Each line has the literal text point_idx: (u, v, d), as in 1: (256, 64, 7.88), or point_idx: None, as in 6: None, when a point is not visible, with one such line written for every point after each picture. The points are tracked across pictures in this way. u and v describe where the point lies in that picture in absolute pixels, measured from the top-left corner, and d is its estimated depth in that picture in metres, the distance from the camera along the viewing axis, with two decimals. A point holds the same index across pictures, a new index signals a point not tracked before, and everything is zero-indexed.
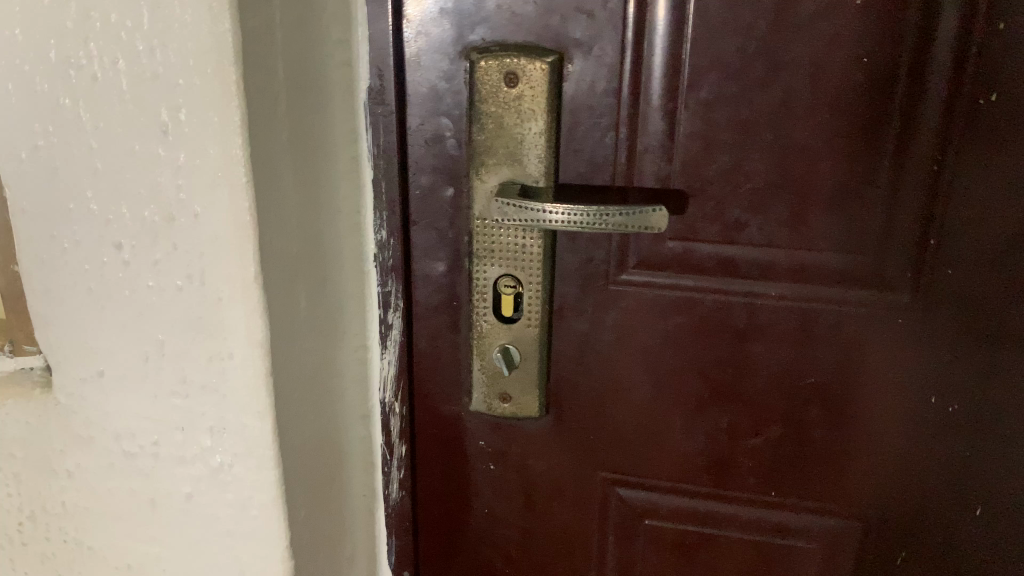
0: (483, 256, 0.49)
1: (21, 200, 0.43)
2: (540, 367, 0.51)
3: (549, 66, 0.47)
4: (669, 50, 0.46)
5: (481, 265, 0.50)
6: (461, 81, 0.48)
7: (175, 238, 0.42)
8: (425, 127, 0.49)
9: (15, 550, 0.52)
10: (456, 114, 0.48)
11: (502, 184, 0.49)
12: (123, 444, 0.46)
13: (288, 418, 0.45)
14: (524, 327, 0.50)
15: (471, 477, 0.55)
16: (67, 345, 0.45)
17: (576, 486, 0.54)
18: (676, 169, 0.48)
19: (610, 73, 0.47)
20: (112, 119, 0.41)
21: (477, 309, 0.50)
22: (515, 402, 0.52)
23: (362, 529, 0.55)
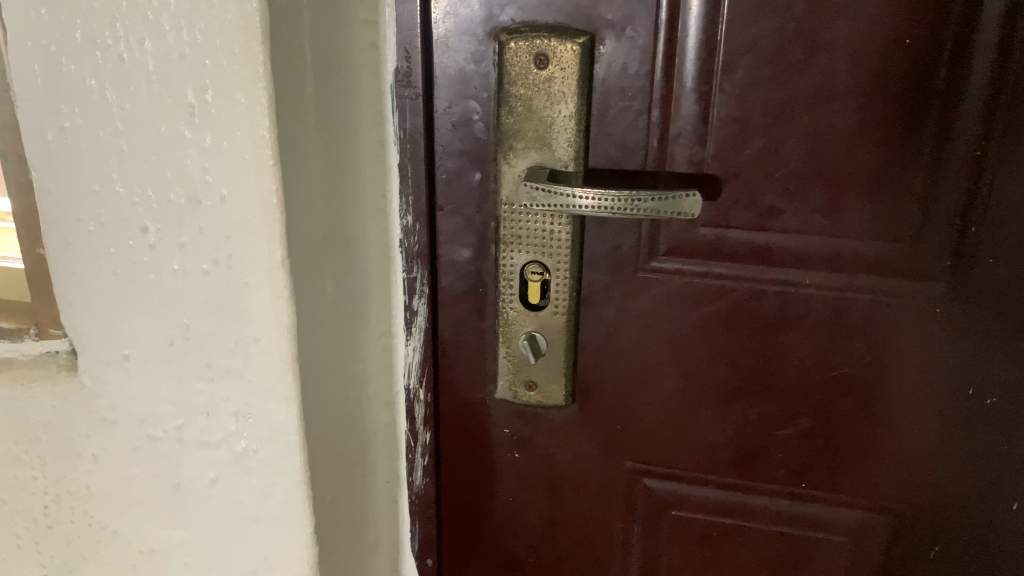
0: (511, 243, 0.51)
1: (49, 178, 0.46)
2: (566, 354, 0.53)
3: (579, 48, 0.46)
4: (704, 32, 0.46)
5: (508, 252, 0.52)
6: (490, 62, 0.48)
7: (199, 219, 0.45)
8: (453, 110, 0.50)
9: (39, 533, 0.59)
10: (484, 97, 0.49)
11: (530, 168, 0.49)
12: (148, 427, 0.52)
13: (313, 398, 0.49)
14: (551, 315, 0.52)
15: (498, 466, 0.59)
16: (94, 329, 0.50)
17: (601, 478, 0.58)
18: (709, 154, 0.48)
19: (644, 55, 0.47)
20: (138, 101, 0.43)
21: (505, 297, 0.53)
22: (541, 390, 0.55)
23: (382, 500, 0.60)
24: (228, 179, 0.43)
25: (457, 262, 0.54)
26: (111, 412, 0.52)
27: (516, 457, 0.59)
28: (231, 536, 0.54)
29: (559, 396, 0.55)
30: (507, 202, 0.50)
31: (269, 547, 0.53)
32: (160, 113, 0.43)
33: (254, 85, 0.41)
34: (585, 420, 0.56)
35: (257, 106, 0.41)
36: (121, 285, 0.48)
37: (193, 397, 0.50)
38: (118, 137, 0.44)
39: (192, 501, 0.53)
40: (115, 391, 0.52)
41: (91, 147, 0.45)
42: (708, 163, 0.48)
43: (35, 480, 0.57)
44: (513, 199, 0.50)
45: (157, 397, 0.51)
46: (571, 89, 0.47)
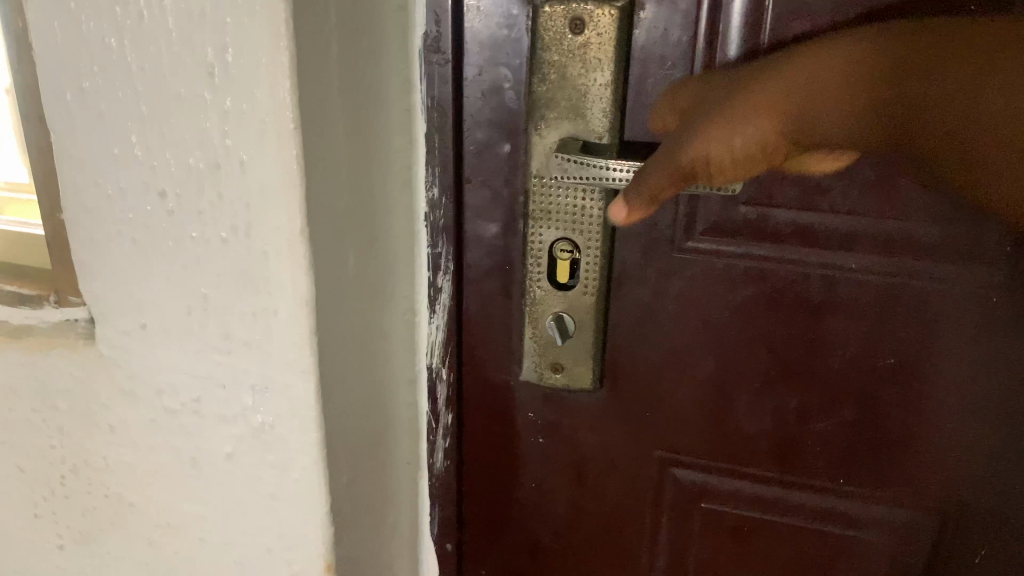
0: (540, 218, 0.49)
1: (69, 141, 0.45)
2: (595, 336, 0.51)
3: (617, 13, 0.44)
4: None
5: (537, 228, 0.49)
6: (523, 28, 0.46)
7: (219, 185, 0.43)
8: (483, 78, 0.48)
9: (59, 502, 0.59)
10: (516, 64, 0.47)
11: (562, 139, 0.47)
12: (166, 399, 0.51)
13: (333, 375, 0.48)
14: (581, 295, 0.50)
15: (522, 450, 0.57)
16: (113, 296, 0.49)
17: (629, 466, 0.56)
18: None
19: (686, 21, 0.45)
20: (158, 62, 0.41)
21: (533, 275, 0.51)
22: (568, 372, 0.53)
23: (404, 481, 0.58)
24: (248, 145, 0.41)
25: (485, 238, 0.52)
26: (129, 382, 0.52)
27: (540, 442, 0.57)
28: (248, 513, 0.53)
29: (586, 381, 0.53)
30: (536, 175, 0.48)
31: (285, 526, 0.52)
32: (180, 73, 0.41)
33: (276, 45, 0.39)
34: (613, 406, 0.54)
35: (278, 65, 0.39)
36: (140, 253, 0.47)
37: (211, 369, 0.49)
38: (137, 99, 0.43)
39: (208, 476, 0.52)
40: (133, 361, 0.51)
41: (110, 109, 0.44)
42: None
43: (54, 449, 0.57)
44: (543, 171, 0.48)
45: (175, 369, 0.50)
46: (607, 56, 0.45)
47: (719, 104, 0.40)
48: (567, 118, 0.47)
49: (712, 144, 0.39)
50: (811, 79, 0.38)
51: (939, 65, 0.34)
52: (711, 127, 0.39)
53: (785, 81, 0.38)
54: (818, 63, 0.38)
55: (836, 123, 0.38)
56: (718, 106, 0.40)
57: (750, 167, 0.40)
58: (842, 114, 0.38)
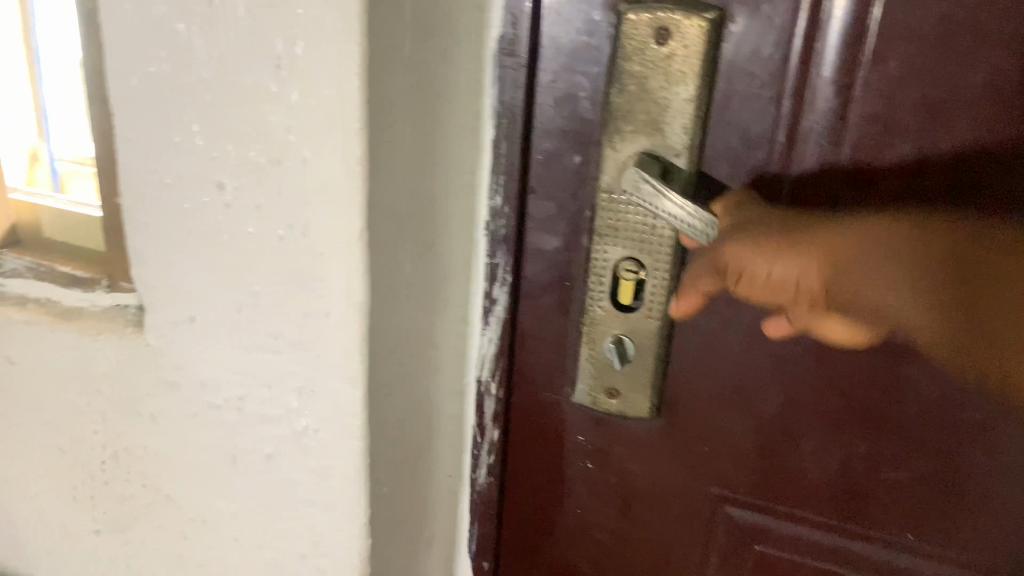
0: (606, 236, 0.47)
1: (132, 125, 0.45)
2: (655, 362, 0.49)
3: (708, 25, 0.41)
4: (854, 15, 0.41)
5: (602, 246, 0.47)
6: (604, 35, 0.44)
7: (280, 181, 0.42)
8: (557, 85, 0.46)
9: (97, 486, 0.59)
10: (594, 72, 0.45)
11: (637, 155, 0.45)
12: (210, 394, 0.50)
13: (380, 383, 0.46)
14: (643, 319, 0.48)
15: (568, 473, 0.55)
16: (164, 285, 0.48)
17: (679, 501, 0.53)
18: (845, 156, 0.43)
19: (779, 37, 0.42)
20: (226, 51, 0.40)
21: (594, 294, 0.48)
22: (623, 398, 0.50)
23: (444, 495, 0.57)
24: (312, 141, 0.40)
25: (545, 252, 0.50)
26: (174, 374, 0.51)
27: (586, 467, 0.55)
28: (284, 516, 0.51)
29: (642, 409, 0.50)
30: (606, 191, 0.46)
31: (321, 534, 0.50)
32: (247, 62, 0.40)
33: (348, 38, 0.37)
34: (668, 435, 0.52)
35: (349, 60, 0.37)
36: (195, 244, 0.46)
37: (258, 367, 0.47)
38: (201, 87, 0.41)
39: (247, 475, 0.51)
40: (180, 353, 0.50)
41: (174, 96, 0.42)
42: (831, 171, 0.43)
43: (96, 434, 0.57)
44: (614, 187, 0.45)
45: (222, 364, 0.48)
46: (692, 70, 0.42)
47: (774, 227, 0.39)
48: (644, 132, 0.44)
49: (761, 262, 0.38)
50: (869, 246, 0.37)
51: (983, 292, 0.36)
52: (771, 246, 0.38)
53: (843, 237, 0.38)
54: (883, 236, 0.37)
55: (876, 296, 0.37)
56: (774, 228, 0.39)
57: (775, 297, 0.39)
58: (883, 288, 0.37)
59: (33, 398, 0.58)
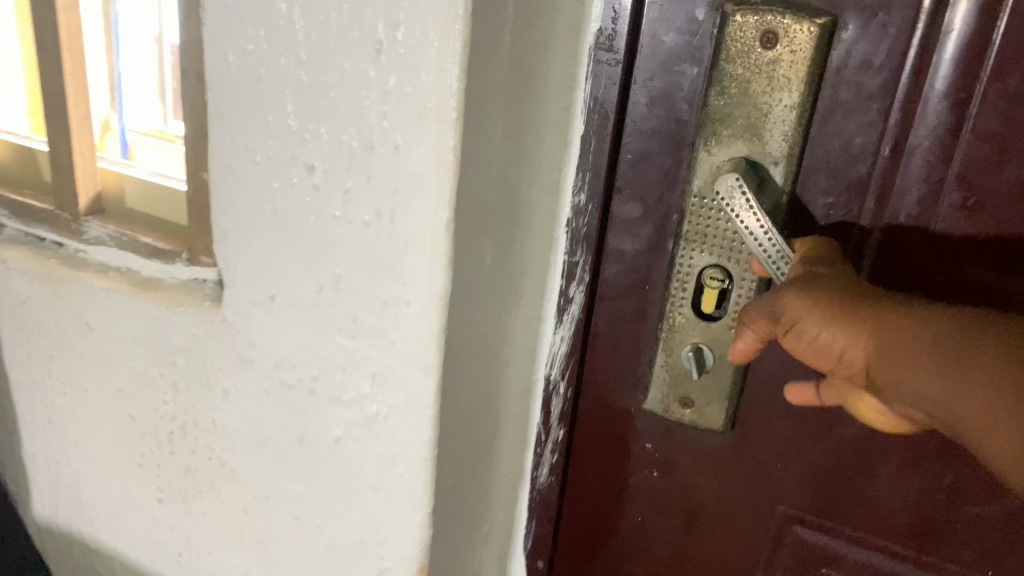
0: (693, 241, 0.46)
1: (225, 102, 0.45)
2: (733, 375, 0.48)
3: (818, 30, 0.40)
4: (976, 27, 0.39)
5: (688, 251, 0.46)
6: (706, 35, 0.43)
7: (370, 166, 0.41)
8: (653, 84, 0.45)
9: (162, 456, 0.60)
10: (693, 73, 0.44)
11: (733, 160, 0.43)
12: (283, 372, 0.50)
13: (454, 374, 0.46)
14: (725, 327, 0.46)
15: (631, 481, 0.55)
16: (245, 262, 0.48)
17: (748, 517, 0.53)
18: (953, 173, 0.42)
19: (891, 48, 0.40)
20: (326, 32, 0.40)
21: (675, 299, 0.47)
22: (697, 410, 0.50)
23: (504, 491, 0.56)
24: (407, 128, 0.40)
25: (627, 254, 0.49)
26: (248, 350, 0.51)
27: (654, 477, 0.54)
28: (347, 499, 0.51)
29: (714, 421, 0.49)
30: (697, 195, 0.45)
31: (383, 520, 0.50)
32: (346, 45, 0.40)
33: (452, 26, 0.37)
34: (740, 447, 0.51)
35: (450, 49, 0.37)
36: (279, 224, 0.46)
37: (333, 350, 0.47)
38: (298, 68, 0.41)
39: (313, 456, 0.52)
40: (256, 330, 0.50)
41: (270, 75, 0.43)
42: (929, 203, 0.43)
43: (166, 404, 0.58)
44: (705, 192, 0.45)
45: (297, 345, 0.49)
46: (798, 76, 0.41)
47: (838, 293, 0.38)
48: (741, 138, 0.43)
49: (812, 323, 0.38)
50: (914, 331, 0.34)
51: (1019, 409, 0.30)
52: (824, 308, 0.37)
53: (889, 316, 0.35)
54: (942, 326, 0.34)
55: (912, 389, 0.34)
56: (846, 294, 0.38)
57: (825, 362, 0.38)
58: (914, 380, 0.34)
59: (107, 364, 0.60)
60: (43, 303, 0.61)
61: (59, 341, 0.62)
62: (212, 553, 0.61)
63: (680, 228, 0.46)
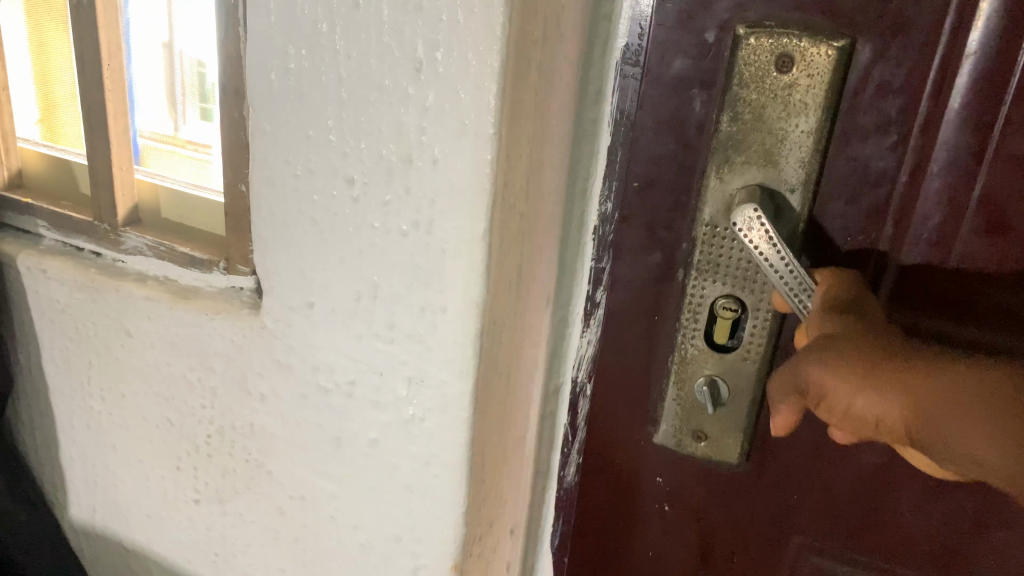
0: (705, 273, 0.49)
1: (266, 118, 0.47)
2: (745, 400, 0.51)
3: (836, 53, 0.43)
4: (991, 58, 0.43)
5: (700, 284, 0.49)
6: (723, 59, 0.45)
7: (409, 179, 0.43)
8: (671, 104, 0.47)
9: (199, 459, 0.62)
10: (711, 98, 0.47)
11: (748, 185, 0.46)
12: (320, 377, 0.52)
13: (488, 377, 0.48)
14: (736, 358, 0.50)
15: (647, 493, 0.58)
16: (285, 271, 0.50)
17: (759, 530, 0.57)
18: (970, 192, 0.46)
19: (908, 75, 0.44)
20: (367, 52, 0.42)
21: (688, 332, 0.51)
22: (710, 433, 0.53)
23: (528, 489, 0.58)
24: (444, 142, 0.42)
25: (639, 274, 0.52)
26: (286, 356, 0.53)
27: (662, 484, 0.57)
28: (382, 499, 0.53)
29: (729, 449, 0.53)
30: (709, 224, 0.48)
31: (419, 518, 0.52)
32: (387, 64, 0.42)
33: (489, 46, 0.38)
34: (756, 450, 0.54)
35: (487, 68, 0.39)
36: (319, 236, 0.48)
37: (370, 355, 0.49)
38: (339, 86, 0.43)
39: (350, 457, 0.53)
40: (294, 337, 0.52)
41: (312, 93, 0.45)
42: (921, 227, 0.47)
43: (204, 409, 0.60)
44: (718, 223, 0.48)
45: (335, 351, 0.51)
46: (809, 104, 0.44)
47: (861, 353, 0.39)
48: (755, 164, 0.46)
49: (842, 392, 0.39)
50: (947, 393, 0.37)
51: None
52: (853, 377, 0.38)
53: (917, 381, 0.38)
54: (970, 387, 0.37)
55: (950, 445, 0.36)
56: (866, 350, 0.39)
57: (856, 426, 0.40)
58: (956, 439, 0.36)
59: (146, 370, 0.62)
60: (83, 312, 0.63)
61: (98, 348, 0.64)
62: (247, 553, 0.63)
63: (692, 258, 0.49)
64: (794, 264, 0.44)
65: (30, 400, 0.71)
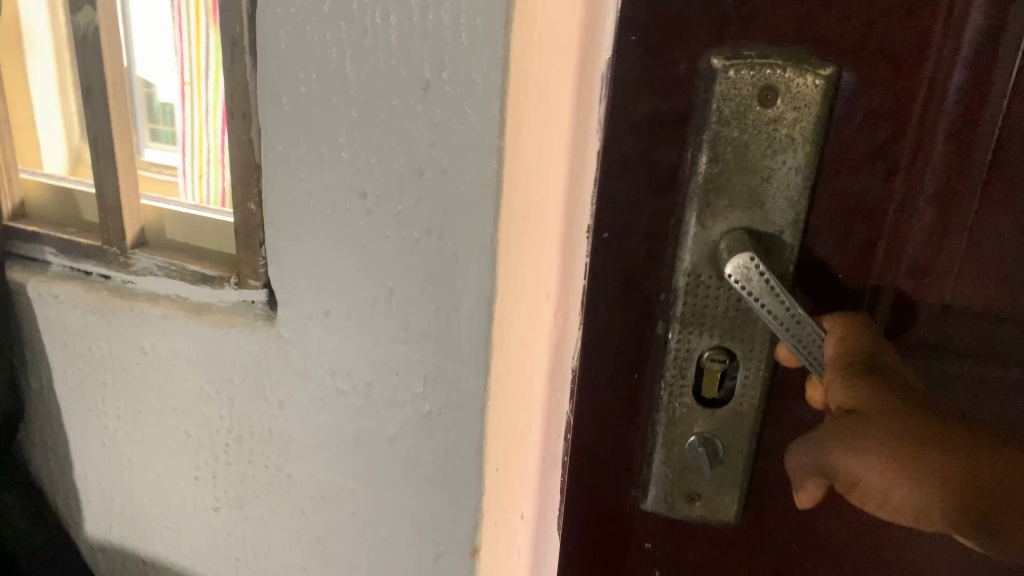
0: (690, 330, 0.55)
1: (279, 139, 0.50)
2: (734, 451, 0.58)
3: (820, 85, 0.49)
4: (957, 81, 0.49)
5: (687, 342, 0.55)
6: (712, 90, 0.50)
7: (420, 189, 0.47)
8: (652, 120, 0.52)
9: (218, 468, 0.65)
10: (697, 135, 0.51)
11: (733, 229, 0.52)
12: (338, 381, 0.55)
13: (500, 370, 0.52)
14: (723, 412, 0.57)
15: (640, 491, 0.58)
16: (301, 282, 0.53)
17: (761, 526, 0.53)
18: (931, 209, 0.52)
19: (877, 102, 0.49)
20: (375, 74, 0.45)
21: (677, 392, 0.57)
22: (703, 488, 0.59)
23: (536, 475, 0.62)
24: (453, 153, 0.45)
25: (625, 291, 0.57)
26: (303, 363, 0.56)
27: None
28: (402, 491, 0.57)
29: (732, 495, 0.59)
30: (692, 273, 0.54)
31: (439, 506, 0.56)
32: (396, 85, 0.45)
33: (493, 64, 0.42)
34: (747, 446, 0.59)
35: (491, 85, 0.43)
36: (333, 247, 0.51)
37: (387, 356, 0.53)
38: (350, 106, 0.47)
39: (369, 454, 0.57)
40: (311, 344, 0.55)
41: (323, 114, 0.48)
42: (905, 253, 0.54)
43: (221, 419, 0.62)
44: (700, 272, 0.53)
45: (352, 354, 0.54)
46: (792, 142, 0.49)
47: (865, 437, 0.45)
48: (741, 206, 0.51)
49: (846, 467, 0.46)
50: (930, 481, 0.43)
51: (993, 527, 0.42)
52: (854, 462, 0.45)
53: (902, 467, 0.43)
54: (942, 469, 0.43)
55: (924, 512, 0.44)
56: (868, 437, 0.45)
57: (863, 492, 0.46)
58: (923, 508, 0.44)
59: (163, 386, 0.64)
60: (97, 333, 0.65)
61: (113, 367, 0.66)
62: (269, 555, 0.66)
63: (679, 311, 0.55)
64: (793, 309, 0.49)
65: (43, 425, 0.73)
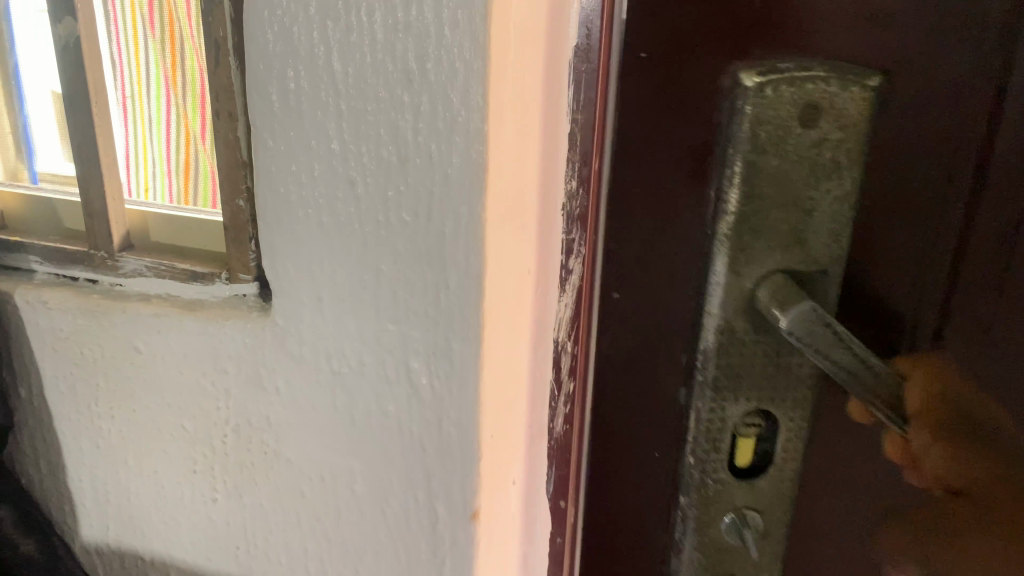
0: (729, 397, 0.69)
1: (268, 135, 0.53)
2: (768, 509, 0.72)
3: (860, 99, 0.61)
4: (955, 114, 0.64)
5: (728, 407, 0.69)
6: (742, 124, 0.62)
7: (408, 173, 0.50)
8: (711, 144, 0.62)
9: (216, 458, 0.67)
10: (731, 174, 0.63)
11: (769, 272, 0.65)
12: (333, 363, 0.58)
13: (491, 341, 0.54)
14: (756, 485, 0.71)
15: None
16: (293, 269, 0.56)
17: None
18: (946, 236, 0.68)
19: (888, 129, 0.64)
20: (362, 66, 0.48)
21: (717, 463, 0.70)
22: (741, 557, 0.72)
23: (523, 448, 0.65)
24: (438, 138, 0.48)
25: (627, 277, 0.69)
26: (298, 347, 0.59)
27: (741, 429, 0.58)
28: (400, 463, 0.59)
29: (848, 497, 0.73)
30: (730, 330, 0.67)
31: (435, 477, 0.59)
32: (382, 78, 0.48)
33: (474, 53, 0.46)
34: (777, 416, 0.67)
35: (474, 72, 0.46)
36: (325, 233, 0.54)
37: (380, 334, 0.56)
38: (338, 99, 0.50)
39: (366, 430, 0.59)
40: (306, 329, 0.58)
41: (311, 108, 0.51)
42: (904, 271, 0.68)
43: (218, 410, 0.65)
44: (736, 339, 0.67)
45: (347, 335, 0.57)
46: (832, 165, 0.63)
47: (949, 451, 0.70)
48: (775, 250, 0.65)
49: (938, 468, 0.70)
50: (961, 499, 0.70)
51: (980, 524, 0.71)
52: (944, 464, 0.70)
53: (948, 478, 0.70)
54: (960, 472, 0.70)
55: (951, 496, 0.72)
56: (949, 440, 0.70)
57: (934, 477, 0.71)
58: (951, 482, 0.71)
59: (157, 382, 0.66)
60: (88, 336, 0.67)
61: (105, 368, 0.68)
62: (268, 540, 0.68)
63: (716, 377, 0.68)
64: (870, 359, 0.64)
65: (34, 432, 0.74)
